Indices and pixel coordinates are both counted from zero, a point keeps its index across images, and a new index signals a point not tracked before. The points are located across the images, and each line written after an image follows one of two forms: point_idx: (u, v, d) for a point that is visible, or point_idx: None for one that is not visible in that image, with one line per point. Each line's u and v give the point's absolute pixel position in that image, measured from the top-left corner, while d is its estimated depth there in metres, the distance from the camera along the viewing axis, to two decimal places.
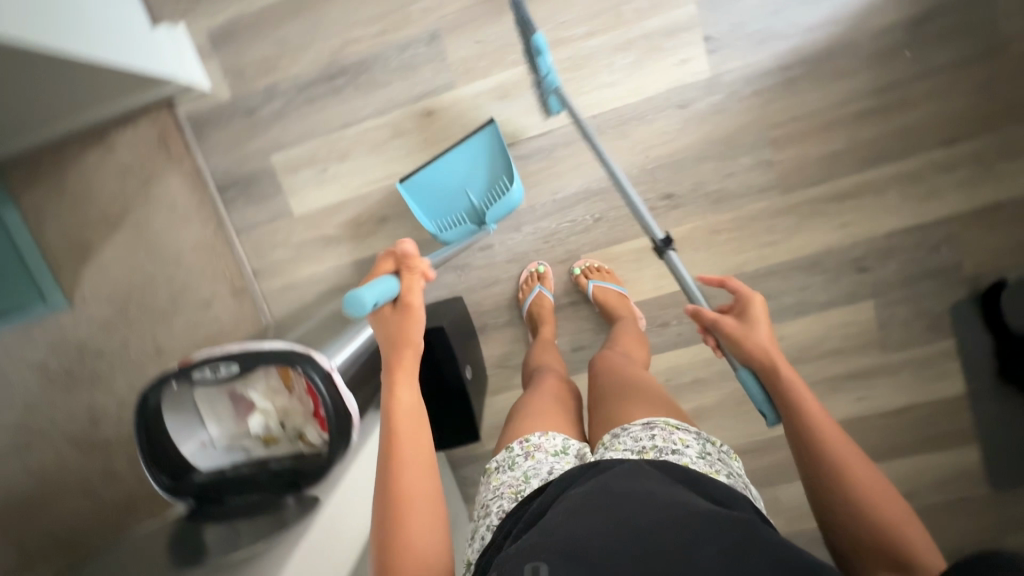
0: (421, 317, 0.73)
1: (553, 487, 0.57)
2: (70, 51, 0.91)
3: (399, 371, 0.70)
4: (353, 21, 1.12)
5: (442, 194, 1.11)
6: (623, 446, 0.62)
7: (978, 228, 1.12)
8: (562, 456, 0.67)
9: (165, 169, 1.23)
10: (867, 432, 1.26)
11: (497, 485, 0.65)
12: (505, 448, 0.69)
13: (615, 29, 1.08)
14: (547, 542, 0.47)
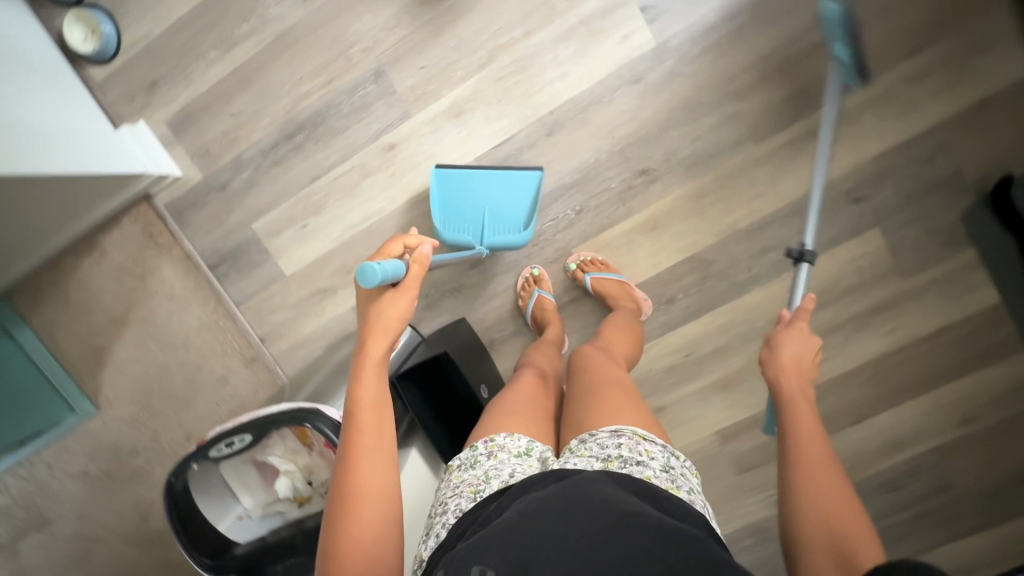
0: (413, 304, 0.72)
1: (515, 491, 0.63)
2: (45, 169, 0.95)
3: (371, 360, 0.68)
4: (299, 77, 1.14)
5: (464, 199, 1.12)
6: (589, 452, 0.67)
7: (968, 129, 1.08)
8: (524, 458, 0.71)
9: (156, 260, 1.26)
10: (908, 364, 1.20)
11: (459, 482, 0.70)
12: (470, 446, 0.75)
13: (551, 23, 1.08)
14: (495, 547, 0.51)
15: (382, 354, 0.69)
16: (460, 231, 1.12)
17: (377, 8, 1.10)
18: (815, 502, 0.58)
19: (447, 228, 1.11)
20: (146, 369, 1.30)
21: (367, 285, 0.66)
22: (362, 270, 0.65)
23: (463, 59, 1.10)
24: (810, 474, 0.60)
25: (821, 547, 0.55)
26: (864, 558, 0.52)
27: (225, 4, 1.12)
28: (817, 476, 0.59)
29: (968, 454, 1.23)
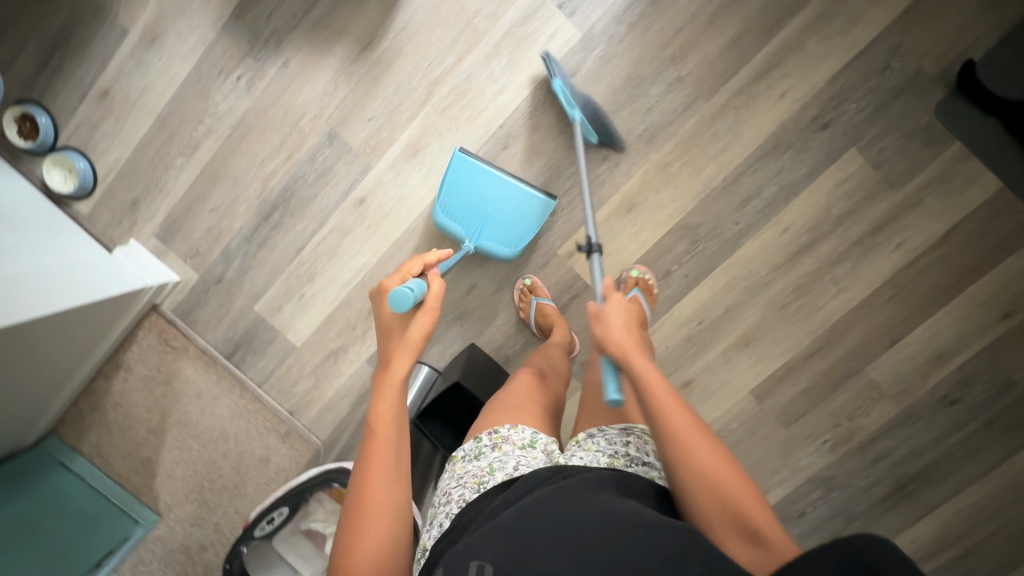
0: (433, 321, 0.75)
1: (520, 485, 0.66)
2: (57, 309, 1.00)
3: (391, 375, 0.70)
4: (261, 160, 1.19)
5: (470, 194, 1.10)
6: (597, 446, 0.74)
7: (918, 26, 1.05)
8: (528, 449, 0.76)
9: (178, 364, 1.32)
10: (926, 274, 1.16)
11: (463, 473, 0.76)
12: (474, 438, 0.80)
13: (478, 44, 1.10)
14: (493, 543, 0.54)
15: (405, 375, 0.70)
16: (457, 220, 1.11)
17: (313, 76, 1.14)
18: (717, 500, 0.56)
19: (444, 209, 1.11)
20: (193, 467, 1.35)
21: (400, 309, 0.73)
22: (394, 295, 0.73)
23: (405, 101, 1.14)
24: (701, 472, 0.57)
25: (732, 539, 0.55)
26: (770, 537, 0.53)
27: (177, 114, 1.18)
28: (705, 471, 0.57)
29: (1016, 348, 1.18)
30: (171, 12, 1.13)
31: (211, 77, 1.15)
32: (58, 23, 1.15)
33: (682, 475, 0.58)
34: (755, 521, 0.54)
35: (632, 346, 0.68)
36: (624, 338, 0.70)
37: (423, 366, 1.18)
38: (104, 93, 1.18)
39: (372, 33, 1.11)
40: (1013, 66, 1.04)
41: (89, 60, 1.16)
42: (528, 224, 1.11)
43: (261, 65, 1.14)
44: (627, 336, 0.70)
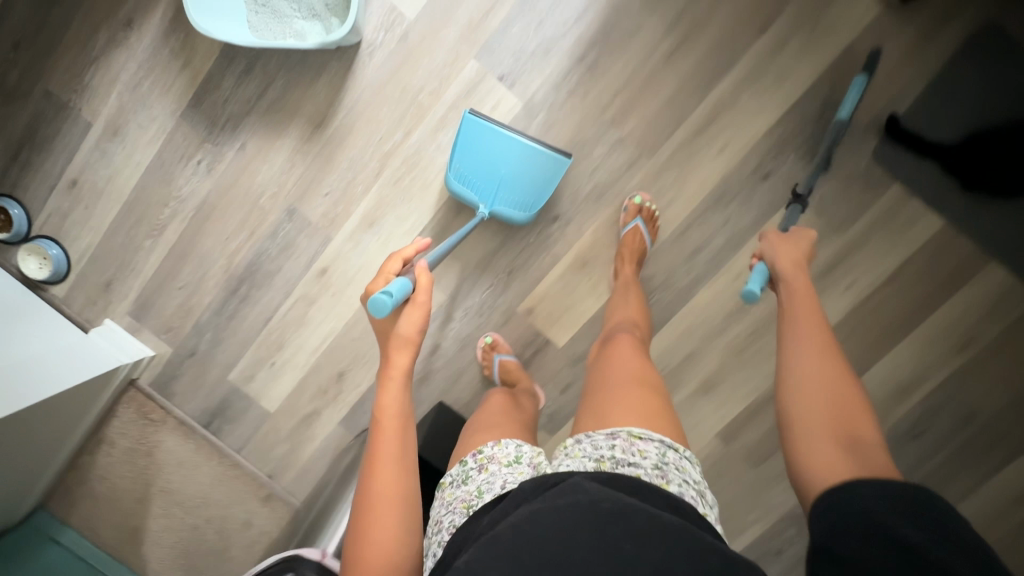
0: (424, 313, 0.83)
1: (510, 500, 0.65)
2: (35, 400, 1.03)
3: (391, 368, 0.79)
4: (225, 238, 1.23)
5: (484, 155, 1.08)
6: (583, 453, 0.71)
7: (846, 78, 1.07)
8: (514, 466, 0.77)
9: (158, 435, 1.35)
10: (879, 312, 1.17)
11: (452, 499, 0.76)
12: (460, 462, 0.82)
13: (424, 118, 1.14)
14: (494, 559, 0.51)
15: (406, 366, 0.80)
16: (470, 186, 1.11)
17: (270, 156, 1.18)
18: (824, 394, 0.68)
19: (456, 176, 1.10)
20: (177, 536, 1.37)
21: (380, 315, 0.76)
22: (373, 301, 0.75)
23: (359, 175, 1.18)
24: (808, 372, 0.71)
25: (825, 429, 0.66)
26: (864, 443, 0.64)
27: (144, 200, 1.22)
28: (817, 369, 0.70)
29: (975, 380, 1.19)
30: (132, 105, 1.17)
31: (174, 163, 1.19)
32: (24, 120, 1.20)
33: (801, 363, 0.72)
34: (856, 430, 0.65)
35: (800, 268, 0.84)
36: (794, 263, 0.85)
37: None
38: (73, 183, 1.22)
39: (323, 113, 1.15)
40: (935, 112, 1.07)
41: (56, 153, 1.21)
42: (540, 183, 1.09)
43: (219, 149, 1.18)
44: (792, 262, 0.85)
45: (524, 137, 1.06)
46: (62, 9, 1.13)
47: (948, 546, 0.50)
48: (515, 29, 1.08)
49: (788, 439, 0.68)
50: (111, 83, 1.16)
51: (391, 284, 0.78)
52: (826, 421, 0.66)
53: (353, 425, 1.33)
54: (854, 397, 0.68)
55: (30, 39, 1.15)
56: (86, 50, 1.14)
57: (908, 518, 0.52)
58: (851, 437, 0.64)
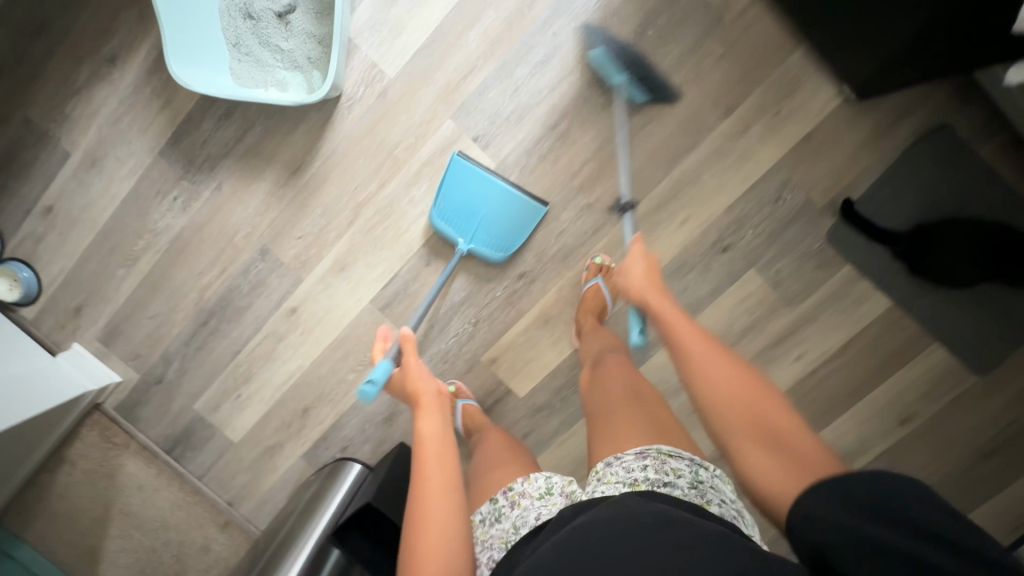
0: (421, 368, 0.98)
1: (551, 525, 0.67)
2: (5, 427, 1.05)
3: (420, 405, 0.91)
4: (197, 272, 1.25)
5: (468, 197, 1.13)
6: (616, 477, 0.69)
7: (804, 163, 1.12)
8: (546, 498, 0.80)
9: (120, 458, 1.36)
10: (826, 382, 1.22)
11: (488, 537, 0.81)
12: (491, 499, 0.85)
13: (399, 171, 1.17)
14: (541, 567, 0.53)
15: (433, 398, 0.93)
16: (451, 223, 1.15)
17: (246, 198, 1.20)
18: (731, 387, 0.64)
19: (439, 213, 1.14)
20: (135, 555, 1.35)
21: (367, 400, 0.95)
22: (359, 391, 0.95)
23: (332, 222, 1.20)
24: (701, 372, 0.67)
25: (756, 444, 0.60)
26: (793, 439, 0.59)
27: (117, 230, 1.23)
28: (707, 363, 0.67)
29: (916, 452, 1.23)
30: (111, 138, 1.18)
31: (150, 196, 1.21)
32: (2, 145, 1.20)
33: (696, 376, 0.67)
34: (778, 426, 0.61)
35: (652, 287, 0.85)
36: (645, 285, 0.87)
37: (354, 463, 1.24)
38: (48, 210, 1.23)
39: (300, 160, 1.18)
40: (886, 201, 1.12)
41: (32, 179, 1.22)
42: (518, 226, 1.14)
43: (196, 187, 1.20)
44: (647, 285, 0.87)
45: (504, 181, 1.11)
46: (47, 43, 1.14)
47: (914, 535, 0.43)
48: (491, 94, 1.12)
49: (734, 469, 0.61)
50: (92, 116, 1.17)
51: (374, 371, 0.97)
52: (746, 429, 0.61)
53: (315, 459, 1.35)
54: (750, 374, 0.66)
55: (13, 69, 1.16)
56: (68, 83, 1.16)
57: (861, 515, 0.45)
58: (777, 438, 0.60)
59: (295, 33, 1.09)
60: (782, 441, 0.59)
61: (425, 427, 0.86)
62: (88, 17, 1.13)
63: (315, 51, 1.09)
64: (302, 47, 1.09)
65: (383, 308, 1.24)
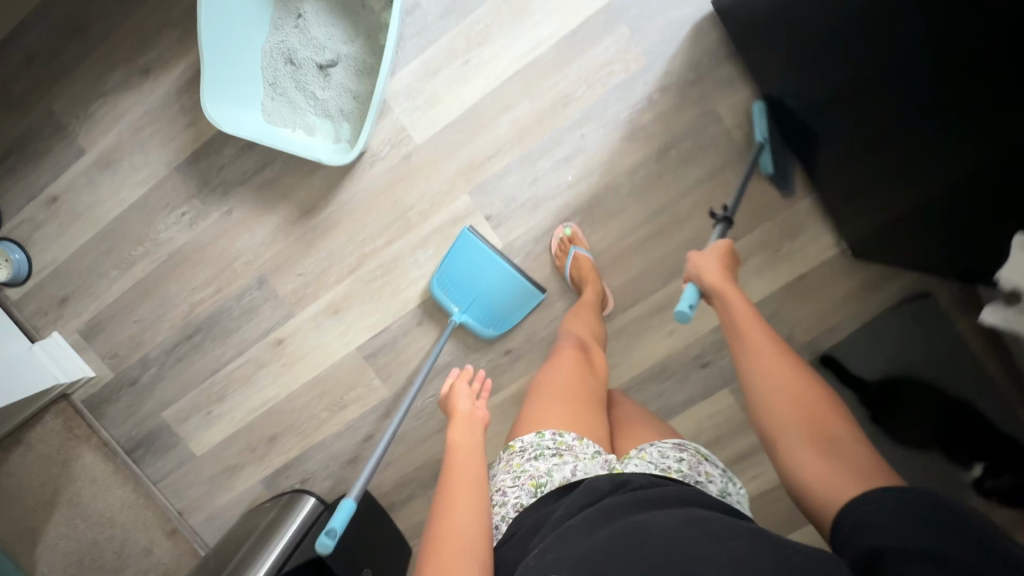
0: (463, 393, 0.88)
1: (576, 497, 0.66)
2: None
3: (457, 416, 0.84)
4: (191, 287, 1.25)
5: (472, 271, 1.16)
6: (650, 457, 0.75)
7: (793, 299, 1.18)
8: (590, 464, 0.74)
9: (78, 451, 1.34)
10: (777, 506, 1.24)
11: (521, 472, 0.75)
12: (537, 433, 0.78)
13: (408, 232, 1.19)
14: (565, 557, 0.55)
15: (472, 412, 0.85)
16: (450, 292, 1.17)
17: (254, 227, 1.21)
18: (788, 401, 0.65)
19: (440, 282, 1.16)
20: (75, 545, 1.29)
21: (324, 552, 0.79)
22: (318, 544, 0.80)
23: (334, 266, 1.22)
24: (764, 384, 0.67)
25: (805, 438, 0.62)
26: (841, 437, 0.60)
27: (119, 233, 1.24)
28: (775, 376, 0.67)
29: None
30: (129, 145, 1.19)
31: (158, 208, 1.22)
32: (18, 130, 1.21)
33: (758, 370, 0.68)
34: (829, 428, 0.62)
35: (724, 277, 0.80)
36: (718, 274, 0.81)
37: (311, 499, 1.24)
38: (52, 200, 1.23)
39: (314, 202, 1.19)
40: (854, 346, 1.18)
41: (42, 169, 1.22)
42: (512, 307, 1.17)
43: (206, 208, 1.21)
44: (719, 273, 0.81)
45: (509, 263, 1.14)
46: (86, 43, 1.16)
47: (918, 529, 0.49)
48: (511, 179, 1.14)
49: (774, 453, 0.64)
50: (115, 120, 1.18)
51: (334, 516, 0.84)
52: (797, 423, 0.63)
53: (273, 485, 1.37)
54: (817, 393, 0.65)
55: (46, 61, 1.17)
56: (98, 85, 1.17)
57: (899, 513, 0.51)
58: (828, 436, 0.61)
59: (332, 85, 1.10)
60: (829, 436, 0.61)
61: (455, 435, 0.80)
62: (130, 26, 1.14)
63: (349, 105, 1.11)
64: (337, 99, 1.10)
65: (367, 357, 1.26)
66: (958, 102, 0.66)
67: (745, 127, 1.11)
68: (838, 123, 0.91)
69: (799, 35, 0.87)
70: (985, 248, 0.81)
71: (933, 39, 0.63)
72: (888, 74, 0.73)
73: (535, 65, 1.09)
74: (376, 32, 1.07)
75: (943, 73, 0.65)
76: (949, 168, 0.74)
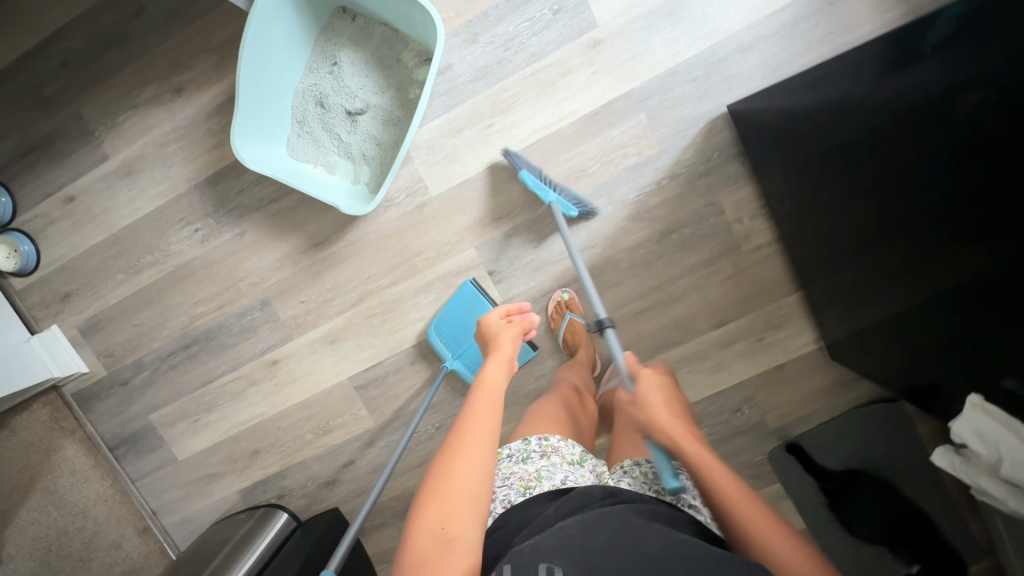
0: (512, 332, 0.93)
1: (573, 498, 0.70)
2: None
3: (495, 356, 0.87)
4: (195, 300, 1.29)
5: (470, 322, 1.20)
6: (642, 476, 0.78)
7: (770, 385, 1.24)
8: (577, 466, 0.83)
9: (60, 442, 1.36)
10: None
11: (509, 474, 0.82)
12: (523, 440, 0.86)
13: (412, 276, 1.23)
14: (559, 550, 0.54)
15: (508, 356, 0.89)
16: (446, 339, 1.21)
17: (263, 251, 1.25)
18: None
19: (437, 328, 1.20)
20: (45, 531, 1.30)
21: None
22: None
23: (336, 299, 1.26)
24: (787, 569, 0.59)
25: None
26: None
27: (131, 240, 1.27)
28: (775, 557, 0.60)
29: None
30: (153, 157, 1.22)
31: (173, 221, 1.25)
32: (44, 129, 1.23)
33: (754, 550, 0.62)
34: None
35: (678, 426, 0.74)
36: (670, 423, 0.74)
37: (286, 518, 1.28)
38: (69, 200, 1.26)
39: (325, 236, 1.23)
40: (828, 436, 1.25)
41: (64, 169, 1.25)
42: None
43: (219, 227, 1.24)
44: (672, 424, 0.74)
45: None
46: (122, 56, 1.19)
47: None
48: (518, 241, 1.19)
49: None
50: (143, 132, 1.21)
51: None
52: None
53: (250, 496, 1.40)
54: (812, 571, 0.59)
55: (80, 67, 1.20)
56: (129, 97, 1.20)
57: None
58: None
59: (358, 131, 1.14)
60: None
61: (492, 374, 0.83)
62: (168, 46, 1.17)
63: (372, 151, 1.14)
64: (361, 144, 1.14)
65: (357, 388, 1.30)
66: (959, 241, 0.67)
67: (744, 223, 1.17)
68: (840, 229, 0.92)
69: (810, 152, 0.90)
70: (954, 379, 0.81)
71: (934, 167, 0.66)
72: (892, 192, 0.75)
73: (553, 138, 1.14)
74: (406, 86, 1.12)
75: (950, 209, 0.66)
76: (948, 299, 0.73)
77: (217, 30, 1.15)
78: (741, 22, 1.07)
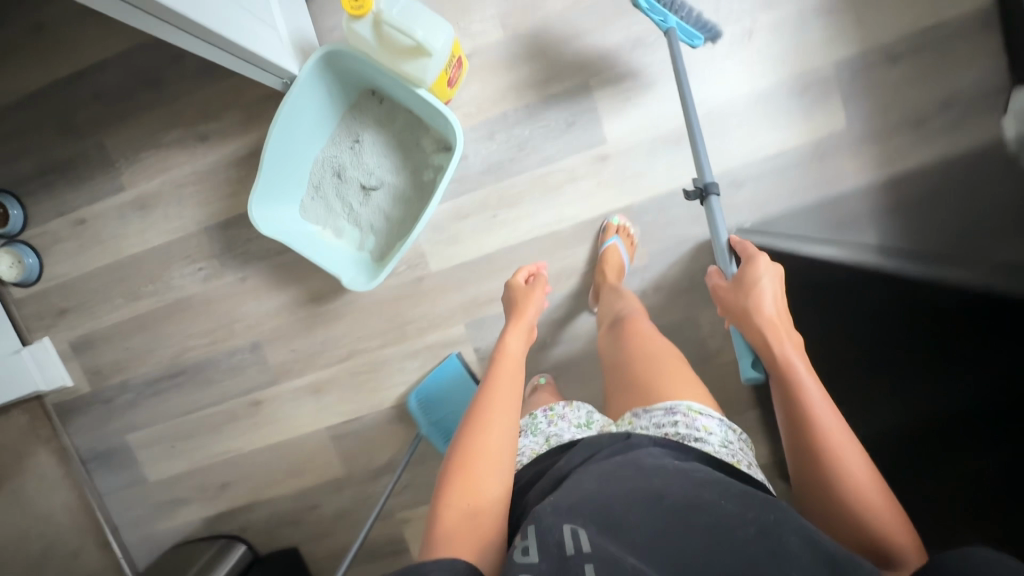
0: (537, 297, 1.00)
1: (583, 447, 0.70)
2: None
3: (517, 322, 0.92)
4: (189, 334, 1.33)
5: (450, 395, 1.25)
6: (646, 428, 0.74)
7: None
8: (583, 428, 0.81)
9: (35, 450, 1.37)
10: None
11: (521, 446, 0.82)
12: (531, 415, 0.87)
13: (402, 341, 1.29)
14: (579, 510, 0.54)
15: (529, 322, 0.94)
16: (425, 408, 1.26)
17: (262, 297, 1.29)
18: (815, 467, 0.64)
19: (418, 396, 1.25)
20: None
21: None
22: None
23: (326, 352, 1.31)
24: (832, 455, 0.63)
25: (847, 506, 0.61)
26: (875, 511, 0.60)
27: (135, 269, 1.31)
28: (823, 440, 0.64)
29: None
30: (168, 195, 1.27)
31: (178, 256, 1.29)
32: (66, 154, 1.27)
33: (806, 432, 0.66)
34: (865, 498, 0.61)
35: (759, 316, 0.77)
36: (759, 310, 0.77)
37: (245, 552, 1.31)
38: (80, 222, 1.30)
39: (324, 292, 1.28)
40: None
41: (80, 194, 1.29)
42: None
43: (222, 269, 1.29)
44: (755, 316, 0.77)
45: None
46: (155, 96, 1.23)
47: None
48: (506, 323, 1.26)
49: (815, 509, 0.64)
50: (162, 171, 1.26)
51: None
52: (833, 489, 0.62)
53: (214, 524, 1.43)
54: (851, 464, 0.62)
55: (112, 102, 1.25)
56: (155, 136, 1.25)
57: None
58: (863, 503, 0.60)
59: (371, 205, 1.20)
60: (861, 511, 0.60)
61: (511, 343, 0.88)
62: (199, 96, 1.22)
63: (380, 224, 1.21)
64: (370, 216, 1.20)
65: (332, 437, 1.35)
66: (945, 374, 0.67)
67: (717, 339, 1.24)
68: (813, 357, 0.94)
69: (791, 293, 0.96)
70: None
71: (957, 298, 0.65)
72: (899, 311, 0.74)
73: (554, 236, 1.22)
74: (420, 170, 1.18)
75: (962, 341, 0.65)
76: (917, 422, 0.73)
77: (252, 87, 1.21)
78: (736, 158, 1.16)
